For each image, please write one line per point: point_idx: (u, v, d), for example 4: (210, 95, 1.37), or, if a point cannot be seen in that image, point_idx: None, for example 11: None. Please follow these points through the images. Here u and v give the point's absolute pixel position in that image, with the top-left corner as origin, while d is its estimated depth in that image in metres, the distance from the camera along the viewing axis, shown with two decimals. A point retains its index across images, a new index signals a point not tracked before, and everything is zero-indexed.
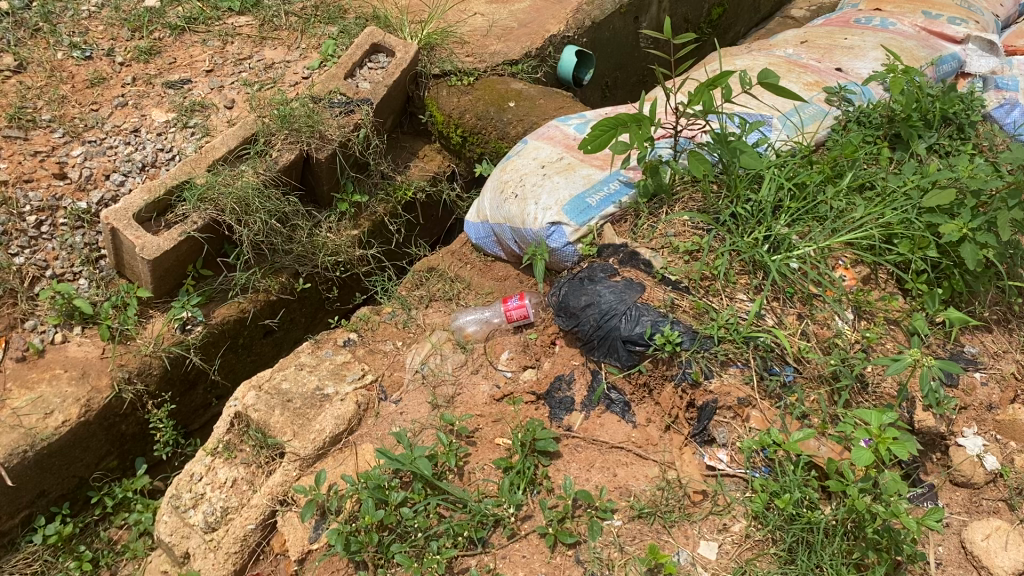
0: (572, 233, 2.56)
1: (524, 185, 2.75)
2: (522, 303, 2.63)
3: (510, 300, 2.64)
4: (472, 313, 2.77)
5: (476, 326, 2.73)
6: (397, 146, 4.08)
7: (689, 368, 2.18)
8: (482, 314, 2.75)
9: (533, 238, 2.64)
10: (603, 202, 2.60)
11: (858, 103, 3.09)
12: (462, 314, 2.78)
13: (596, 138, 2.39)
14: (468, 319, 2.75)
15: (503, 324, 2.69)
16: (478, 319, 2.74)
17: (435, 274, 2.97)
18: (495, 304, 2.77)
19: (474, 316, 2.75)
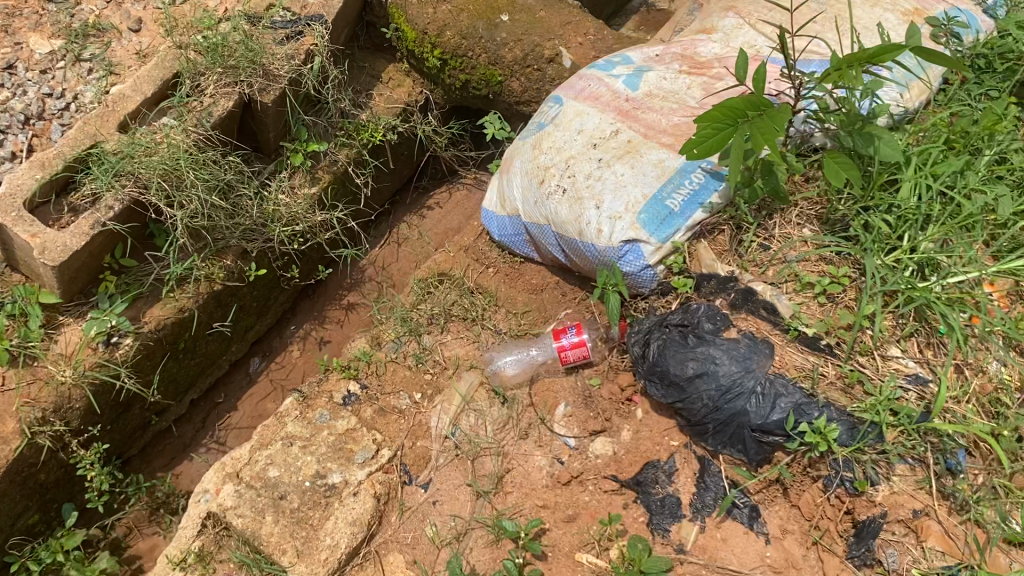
0: (652, 254, 1.90)
1: (574, 177, 2.04)
2: (580, 341, 2.00)
3: (563, 333, 2.01)
4: (512, 349, 2.12)
5: (520, 368, 2.09)
6: (355, 68, 3.21)
7: (849, 474, 1.63)
8: (527, 350, 2.11)
9: (596, 257, 1.97)
10: (687, 205, 1.93)
11: (966, 42, 2.33)
12: (500, 350, 2.13)
13: (703, 137, 1.69)
14: (508, 358, 2.11)
15: (557, 366, 2.05)
16: (523, 360, 2.10)
17: (448, 282, 2.28)
18: (542, 335, 2.13)
19: (517, 355, 2.11)
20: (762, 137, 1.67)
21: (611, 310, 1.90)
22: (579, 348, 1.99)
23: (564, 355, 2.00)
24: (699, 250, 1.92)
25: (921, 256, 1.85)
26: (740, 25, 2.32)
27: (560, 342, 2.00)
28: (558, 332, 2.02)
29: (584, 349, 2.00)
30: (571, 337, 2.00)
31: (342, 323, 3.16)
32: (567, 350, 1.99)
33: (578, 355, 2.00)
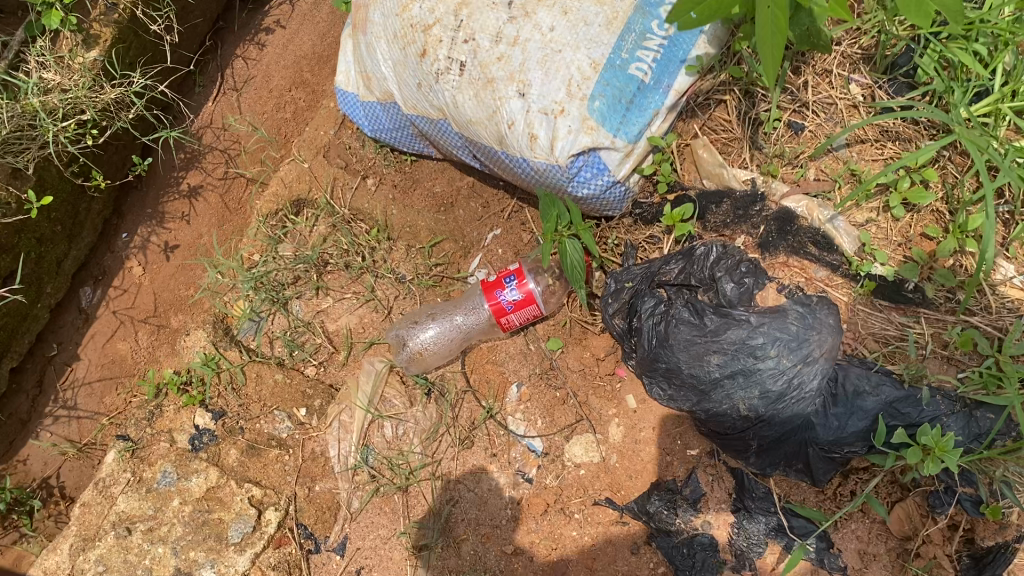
0: (619, 162, 1.20)
1: (472, 40, 1.22)
2: (529, 298, 1.33)
3: (500, 291, 1.33)
4: (431, 315, 1.43)
5: (449, 344, 1.40)
6: None
7: (970, 489, 1.07)
8: (452, 315, 1.41)
9: (530, 174, 1.25)
10: (662, 68, 1.17)
11: None
12: (416, 321, 1.43)
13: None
14: (428, 330, 1.41)
15: (496, 331, 1.40)
16: (450, 332, 1.40)
17: (310, 211, 1.53)
18: (471, 288, 1.44)
19: (440, 324, 1.41)
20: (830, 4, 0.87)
21: (559, 268, 1.20)
22: (529, 308, 1.33)
23: (509, 321, 1.35)
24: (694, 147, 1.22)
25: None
26: None
27: (500, 306, 1.32)
28: (493, 289, 1.33)
29: (535, 308, 1.34)
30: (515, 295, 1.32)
31: (189, 221, 1.76)
32: (513, 315, 1.33)
33: (530, 315, 1.35)
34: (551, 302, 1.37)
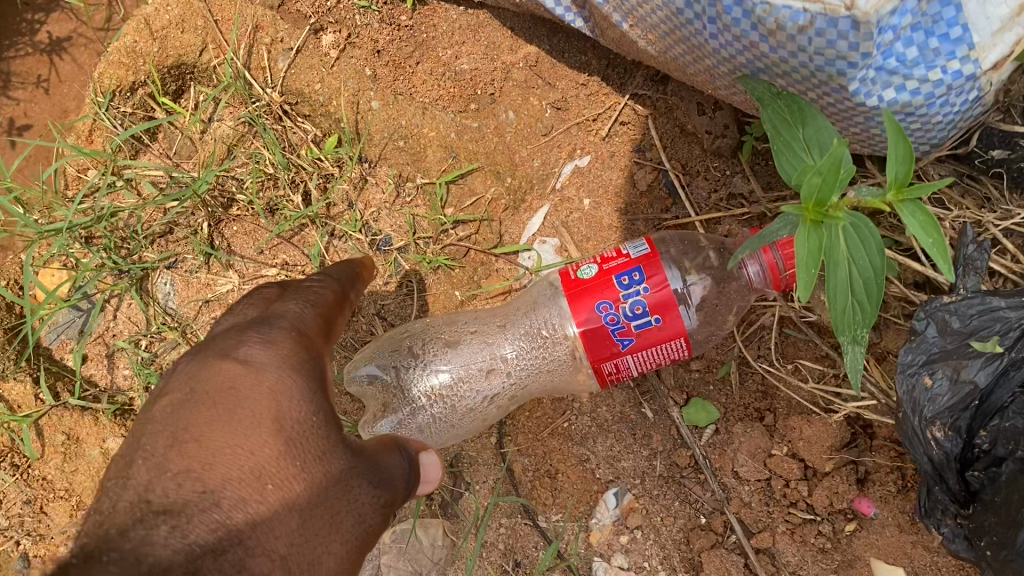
0: (998, 24, 0.45)
1: None
2: (667, 322, 0.57)
3: (604, 302, 0.57)
4: (451, 337, 0.66)
5: (470, 410, 0.65)
6: None
7: None
8: (493, 341, 0.65)
9: (730, 41, 0.49)
10: None
11: None
12: (418, 345, 0.66)
13: None
14: (439, 371, 0.64)
15: (579, 384, 0.64)
16: (480, 382, 0.64)
17: (204, 92, 0.76)
18: (545, 288, 0.67)
19: (466, 361, 0.64)
20: None
21: (808, 276, 0.45)
22: (668, 343, 0.58)
23: (618, 371, 0.59)
24: None
25: None
26: None
27: (603, 334, 0.58)
28: (588, 299, 0.58)
29: (684, 345, 0.58)
30: (637, 313, 0.57)
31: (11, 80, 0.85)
32: (631, 357, 0.58)
33: (671, 360, 0.59)
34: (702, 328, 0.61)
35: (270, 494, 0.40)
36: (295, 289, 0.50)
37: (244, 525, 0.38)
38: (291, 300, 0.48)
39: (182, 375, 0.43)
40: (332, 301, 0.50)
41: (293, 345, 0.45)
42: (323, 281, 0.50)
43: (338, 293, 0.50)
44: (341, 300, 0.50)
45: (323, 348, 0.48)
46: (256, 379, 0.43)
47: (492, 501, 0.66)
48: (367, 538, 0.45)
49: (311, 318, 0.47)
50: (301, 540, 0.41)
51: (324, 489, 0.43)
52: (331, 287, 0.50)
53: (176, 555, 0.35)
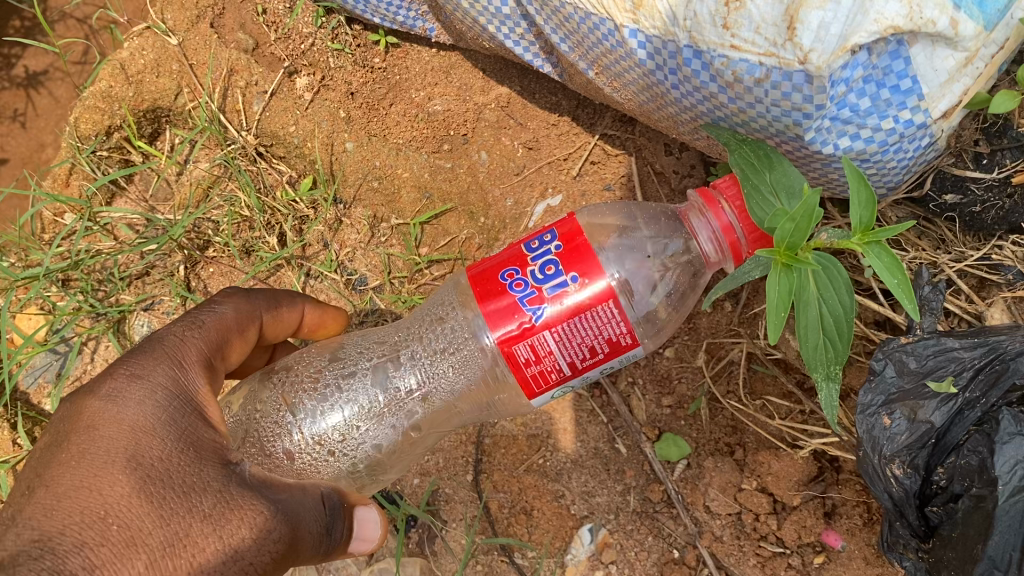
0: (947, 76, 0.47)
1: None
2: (579, 265, 0.48)
3: (509, 269, 0.50)
4: (350, 358, 0.60)
5: (372, 453, 0.59)
6: None
7: None
8: (393, 365, 0.59)
9: (691, 92, 0.51)
10: None
11: None
12: (289, 382, 0.59)
13: None
14: (329, 409, 0.57)
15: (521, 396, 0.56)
16: (385, 411, 0.58)
17: (183, 135, 0.77)
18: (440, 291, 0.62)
19: (363, 391, 0.58)
20: None
21: (778, 318, 0.47)
22: (591, 307, 0.48)
23: (541, 362, 0.49)
24: None
25: None
26: None
27: (511, 307, 0.48)
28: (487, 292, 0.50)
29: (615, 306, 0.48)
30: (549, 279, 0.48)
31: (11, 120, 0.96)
32: (547, 331, 0.48)
33: (606, 339, 0.48)
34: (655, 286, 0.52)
35: (114, 529, 0.40)
36: (190, 316, 0.53)
37: (93, 561, 0.39)
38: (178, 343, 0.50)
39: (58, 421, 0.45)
40: (234, 328, 0.54)
41: (165, 381, 0.47)
42: (226, 305, 0.54)
43: (239, 318, 0.55)
44: (242, 328, 0.55)
45: (212, 396, 0.49)
46: (115, 417, 0.44)
47: (470, 542, 0.66)
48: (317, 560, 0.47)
49: (190, 346, 0.50)
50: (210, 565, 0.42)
51: (196, 518, 0.43)
52: (233, 311, 0.54)
53: None
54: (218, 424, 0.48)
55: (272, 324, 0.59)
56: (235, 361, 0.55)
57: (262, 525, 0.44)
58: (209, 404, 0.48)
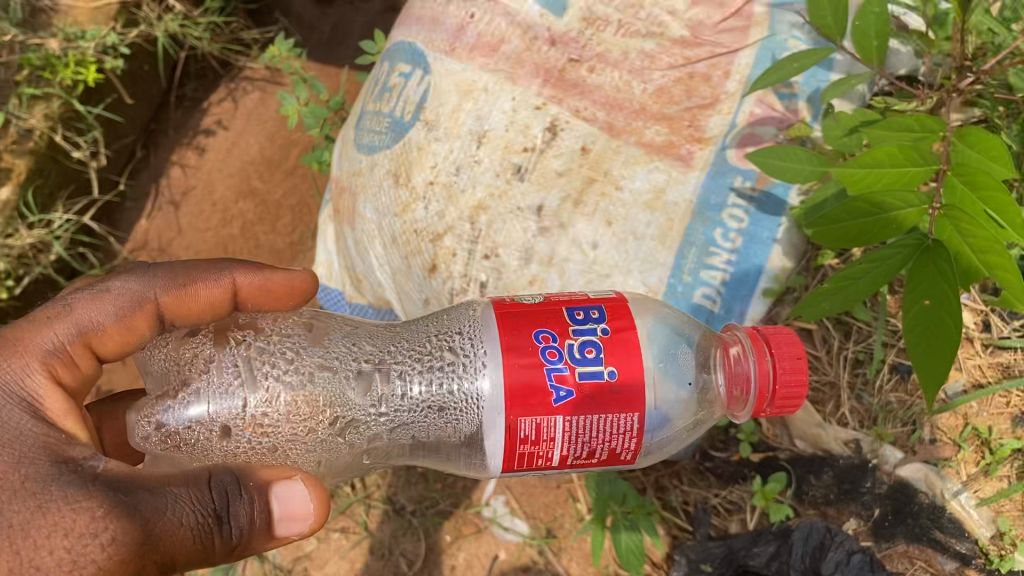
0: None
1: (494, 254, 1.05)
2: (626, 381, 0.70)
3: (554, 341, 0.71)
4: (311, 354, 0.80)
5: (263, 429, 0.76)
6: None
7: None
8: (353, 382, 0.78)
9: None
10: (733, 294, 1.04)
11: None
12: (166, 390, 0.78)
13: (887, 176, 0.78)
14: (194, 407, 0.76)
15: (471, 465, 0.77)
16: (315, 412, 0.77)
17: None
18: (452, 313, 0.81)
19: (284, 389, 0.77)
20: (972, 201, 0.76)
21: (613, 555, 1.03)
22: (616, 407, 0.70)
23: (536, 445, 0.70)
24: None
25: None
26: None
27: (543, 369, 0.69)
28: (512, 338, 0.71)
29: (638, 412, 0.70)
30: (588, 361, 0.70)
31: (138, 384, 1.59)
32: (563, 414, 0.69)
33: (609, 442, 0.71)
34: (687, 418, 0.75)
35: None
36: (69, 312, 0.79)
37: None
38: (83, 307, 0.79)
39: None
40: (112, 310, 0.81)
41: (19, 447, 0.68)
42: (116, 293, 0.82)
43: (119, 310, 0.81)
44: (120, 312, 0.81)
45: (52, 387, 0.74)
46: None
47: None
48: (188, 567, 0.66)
49: (39, 344, 0.76)
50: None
51: (38, 511, 0.65)
52: (118, 298, 0.82)
53: None
54: (60, 419, 0.72)
55: (169, 301, 0.84)
56: (111, 341, 0.81)
57: (111, 539, 0.63)
58: (46, 395, 0.73)
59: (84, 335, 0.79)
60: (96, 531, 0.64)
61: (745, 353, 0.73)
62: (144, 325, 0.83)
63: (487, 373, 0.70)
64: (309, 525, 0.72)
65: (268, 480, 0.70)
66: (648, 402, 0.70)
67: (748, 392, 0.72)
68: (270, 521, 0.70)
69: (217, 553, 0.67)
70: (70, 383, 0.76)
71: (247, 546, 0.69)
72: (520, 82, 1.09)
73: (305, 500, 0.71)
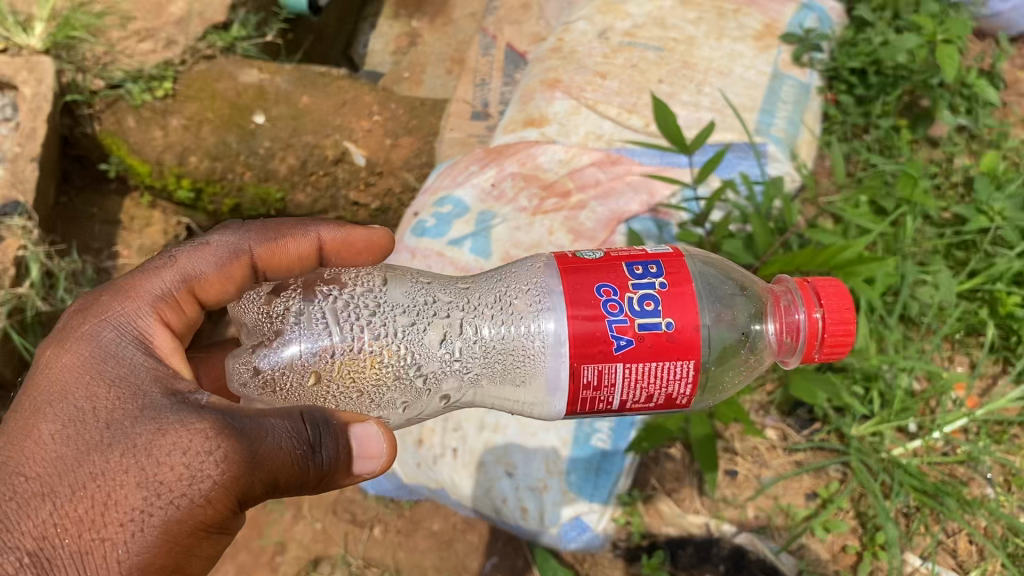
0: (597, 520, 1.46)
1: (456, 427, 1.52)
2: (681, 330, 0.88)
3: (621, 300, 0.89)
4: (393, 309, 1.04)
5: (343, 360, 1.01)
6: (77, 216, 2.36)
7: None
8: (429, 330, 1.02)
9: (516, 530, 1.52)
10: (616, 435, 1.47)
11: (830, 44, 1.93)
12: (261, 334, 1.04)
13: None
14: (291, 343, 1.01)
15: (524, 395, 0.98)
16: (399, 360, 1.01)
17: (329, 564, 1.82)
18: (520, 269, 1.03)
19: (369, 336, 1.01)
20: None
21: None
22: (666, 354, 0.89)
23: (602, 388, 0.90)
24: (656, 502, 1.50)
25: (885, 420, 1.54)
26: (576, 107, 1.86)
27: (612, 327, 0.88)
28: (578, 293, 0.90)
29: (693, 359, 0.89)
30: (646, 313, 0.89)
31: None
32: (624, 361, 0.88)
33: (666, 385, 0.91)
34: (732, 343, 0.99)
35: (126, 480, 0.86)
36: (178, 268, 1.08)
37: (114, 502, 0.85)
38: (186, 258, 1.08)
39: (76, 312, 1.01)
40: (211, 266, 1.09)
41: (141, 397, 0.92)
42: (217, 252, 1.10)
43: (218, 263, 1.10)
44: (217, 266, 1.10)
45: (158, 325, 1.02)
46: (116, 409, 0.90)
47: None
48: (269, 494, 0.89)
49: (152, 294, 1.04)
50: (187, 491, 0.86)
51: (159, 433, 0.88)
52: (217, 258, 1.10)
53: (66, 518, 0.85)
54: (167, 356, 0.99)
55: (262, 254, 1.13)
56: (210, 289, 1.10)
57: (223, 458, 0.86)
58: (153, 332, 1.01)
59: (188, 282, 1.08)
60: (207, 449, 0.86)
61: (798, 306, 0.98)
62: (239, 272, 1.12)
63: (552, 317, 0.91)
64: (379, 464, 0.94)
65: (346, 423, 0.92)
66: (701, 350, 0.89)
67: (800, 338, 0.97)
68: (351, 457, 0.92)
69: (310, 478, 0.90)
70: (172, 322, 1.04)
71: (329, 478, 0.91)
72: None
73: (378, 440, 0.93)
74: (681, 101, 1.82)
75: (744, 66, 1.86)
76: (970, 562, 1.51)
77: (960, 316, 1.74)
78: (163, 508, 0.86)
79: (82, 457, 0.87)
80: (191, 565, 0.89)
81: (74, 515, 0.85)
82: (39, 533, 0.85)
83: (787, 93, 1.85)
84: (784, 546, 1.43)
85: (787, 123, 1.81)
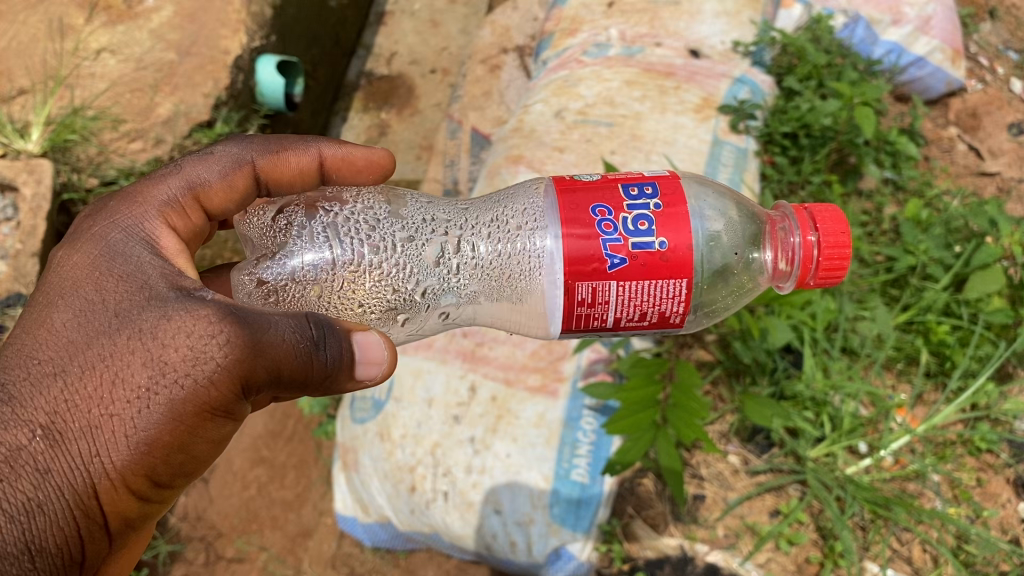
0: (581, 549, 1.59)
1: (446, 473, 1.64)
2: (672, 249, 1.00)
3: (616, 217, 1.01)
4: (393, 227, 1.14)
5: (348, 275, 1.11)
6: None
7: None
8: (426, 247, 1.14)
9: (507, 561, 1.66)
10: (594, 468, 1.58)
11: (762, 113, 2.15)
12: (270, 249, 1.15)
13: (633, 400, 1.50)
14: (300, 255, 1.12)
15: (518, 318, 1.15)
16: (399, 274, 1.12)
17: None
18: (515, 195, 1.18)
19: (370, 250, 1.11)
20: (686, 426, 1.47)
21: None
22: (657, 272, 1.00)
23: (601, 303, 1.02)
24: (634, 527, 1.65)
25: (835, 439, 1.70)
26: (538, 179, 2.03)
27: (608, 244, 1.00)
28: (575, 213, 1.01)
29: (685, 277, 1.01)
30: (640, 232, 1.00)
31: None
32: (619, 277, 1.00)
33: (659, 301, 1.02)
34: (729, 255, 1.10)
35: (133, 360, 0.92)
36: (184, 178, 1.17)
37: (123, 379, 0.92)
38: (192, 168, 1.18)
39: (84, 218, 1.09)
40: (216, 173, 1.20)
41: (146, 287, 0.98)
42: (222, 162, 1.21)
43: (222, 172, 1.20)
44: (222, 175, 1.20)
45: (164, 229, 1.09)
46: (123, 298, 0.97)
47: None
48: (269, 382, 0.94)
49: (160, 201, 1.13)
50: (190, 371, 0.92)
51: (165, 316, 0.94)
52: (220, 166, 1.20)
53: (78, 396, 0.91)
54: (175, 255, 1.06)
55: (265, 164, 1.24)
56: (215, 195, 1.20)
57: (226, 342, 0.92)
58: (160, 234, 1.08)
59: (193, 189, 1.17)
60: (213, 333, 0.92)
61: (795, 230, 1.11)
62: (241, 182, 1.23)
63: (551, 235, 1.04)
64: (382, 370, 1.02)
65: (350, 331, 0.99)
66: (692, 269, 1.00)
67: (797, 259, 1.10)
68: (354, 362, 0.99)
69: (316, 374, 0.95)
70: (179, 225, 1.13)
71: (334, 375, 0.97)
72: (448, 362, 1.71)
73: (378, 347, 1.01)
74: (631, 169, 2.01)
75: (686, 136, 2.06)
76: (927, 568, 1.63)
77: (895, 344, 1.94)
78: (169, 387, 0.92)
79: (92, 339, 0.94)
80: (195, 446, 0.96)
81: (85, 393, 0.91)
82: (51, 409, 0.90)
83: (725, 156, 2.06)
84: (750, 557, 1.58)
85: (728, 183, 2.01)
